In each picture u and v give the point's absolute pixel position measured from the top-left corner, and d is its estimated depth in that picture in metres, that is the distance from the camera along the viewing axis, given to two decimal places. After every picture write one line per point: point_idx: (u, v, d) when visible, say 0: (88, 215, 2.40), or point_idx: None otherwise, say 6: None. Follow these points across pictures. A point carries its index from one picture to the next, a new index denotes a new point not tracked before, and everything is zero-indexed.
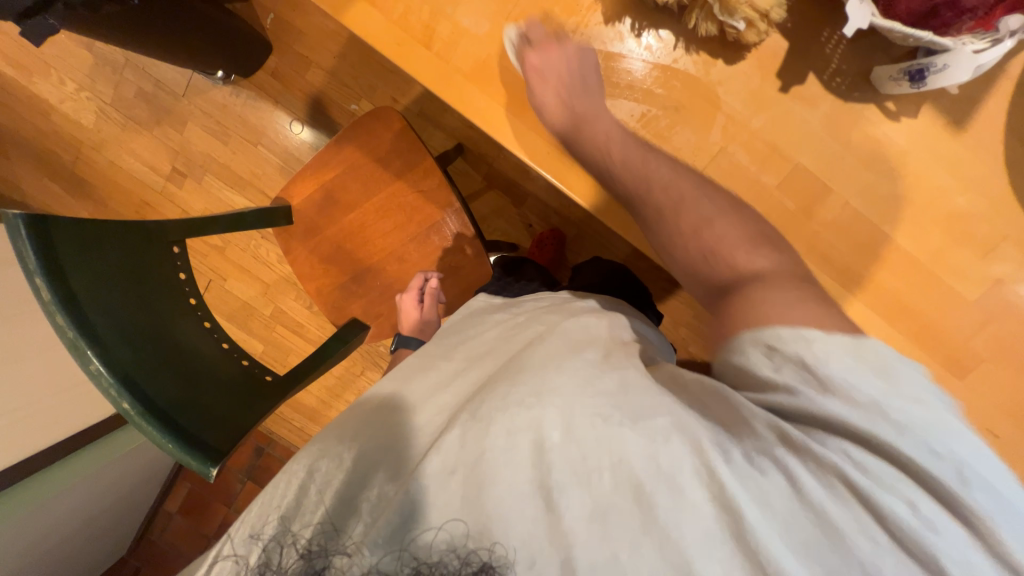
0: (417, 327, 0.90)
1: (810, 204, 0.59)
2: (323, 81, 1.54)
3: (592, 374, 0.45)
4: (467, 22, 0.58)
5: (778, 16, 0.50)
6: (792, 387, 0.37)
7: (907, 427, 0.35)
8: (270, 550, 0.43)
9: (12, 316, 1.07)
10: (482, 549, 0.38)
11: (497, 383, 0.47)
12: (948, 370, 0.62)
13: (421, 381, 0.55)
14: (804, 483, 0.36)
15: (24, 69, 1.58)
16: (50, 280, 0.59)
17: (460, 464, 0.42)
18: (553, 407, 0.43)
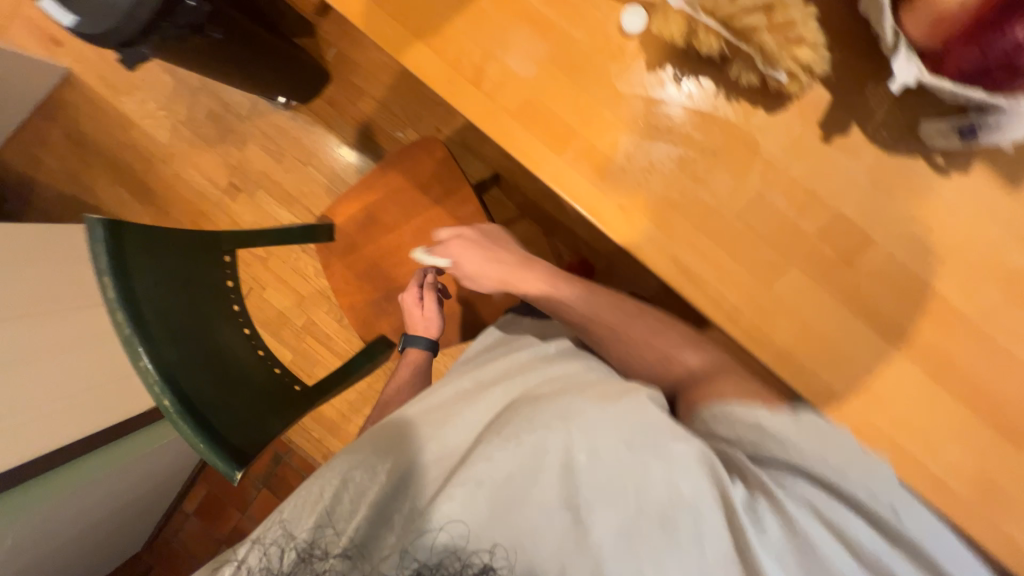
0: (423, 324, 0.87)
1: (851, 253, 0.57)
2: (374, 110, 1.65)
3: (616, 403, 0.46)
4: (515, 64, 0.60)
5: (821, 69, 0.51)
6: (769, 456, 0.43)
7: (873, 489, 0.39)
8: (302, 557, 0.42)
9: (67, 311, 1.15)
10: (490, 558, 0.39)
11: (525, 405, 0.48)
12: (1002, 439, 0.57)
13: (447, 396, 0.55)
14: (799, 521, 0.38)
15: (114, 89, 1.77)
16: (115, 279, 0.64)
17: (487, 478, 0.41)
18: (577, 430, 0.43)
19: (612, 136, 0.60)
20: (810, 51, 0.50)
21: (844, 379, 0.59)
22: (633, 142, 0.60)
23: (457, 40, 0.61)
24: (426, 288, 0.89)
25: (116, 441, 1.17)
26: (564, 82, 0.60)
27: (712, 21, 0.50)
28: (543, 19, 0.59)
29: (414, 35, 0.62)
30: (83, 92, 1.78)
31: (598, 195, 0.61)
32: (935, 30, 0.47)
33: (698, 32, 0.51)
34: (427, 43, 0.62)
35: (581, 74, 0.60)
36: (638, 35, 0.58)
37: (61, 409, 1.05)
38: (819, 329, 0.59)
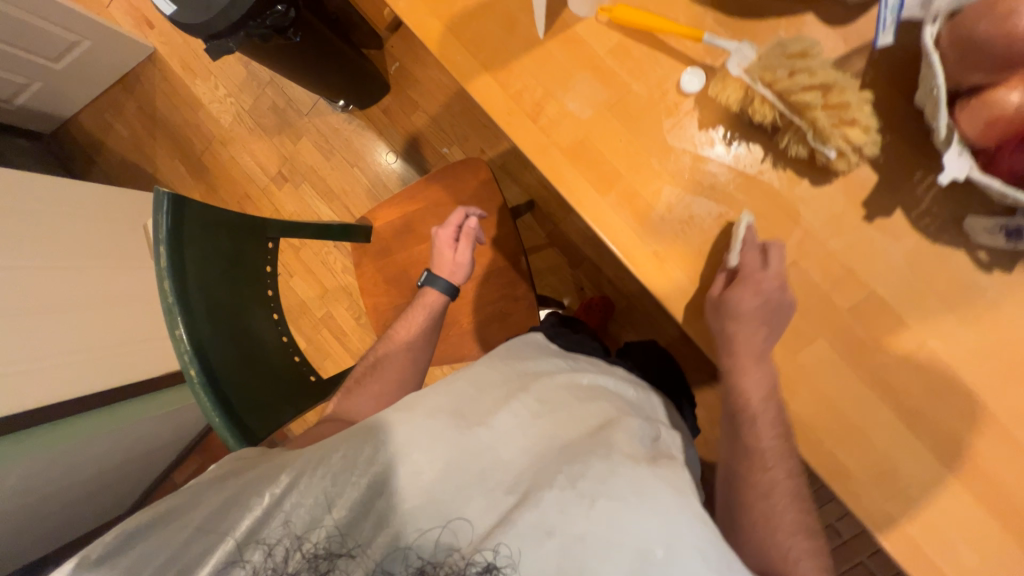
0: (450, 267, 0.79)
1: (881, 335, 0.57)
2: (424, 124, 1.72)
3: (677, 491, 0.48)
4: (573, 106, 0.63)
5: (870, 151, 0.52)
6: None
7: None
8: (344, 528, 0.46)
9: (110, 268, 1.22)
10: None
11: (595, 458, 0.48)
12: None
13: (501, 408, 0.54)
14: None
15: (191, 72, 1.91)
16: (169, 249, 0.69)
17: (559, 530, 0.44)
18: (654, 518, 0.45)
19: (656, 186, 0.62)
20: (863, 133, 0.51)
21: (860, 461, 0.58)
22: (676, 194, 0.61)
23: (522, 77, 0.65)
24: (463, 232, 0.81)
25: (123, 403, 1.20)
26: (617, 129, 0.63)
27: (768, 92, 0.52)
28: (606, 68, 0.62)
29: (483, 66, 0.66)
30: (163, 72, 1.92)
31: (634, 240, 0.62)
32: (990, 129, 0.45)
33: (754, 101, 0.54)
34: (492, 76, 0.66)
35: (634, 125, 0.62)
36: (695, 95, 0.60)
37: (84, 360, 1.10)
38: (839, 405, 0.58)
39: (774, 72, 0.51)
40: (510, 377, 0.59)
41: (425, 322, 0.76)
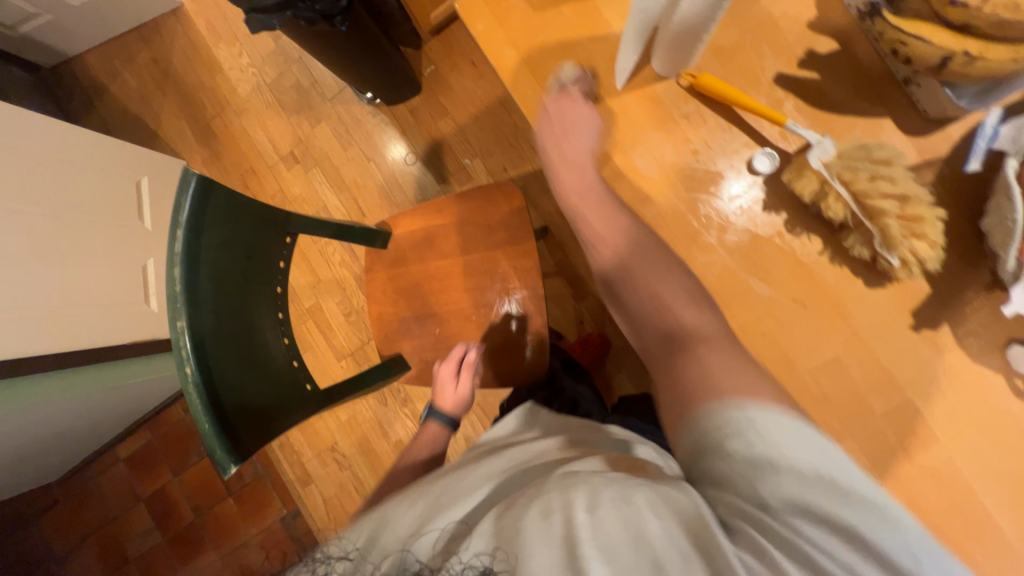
0: (454, 400, 0.88)
1: (912, 444, 0.57)
2: (450, 132, 1.70)
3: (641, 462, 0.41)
4: (640, 162, 0.62)
5: (931, 266, 0.53)
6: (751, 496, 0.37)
7: (834, 485, 0.36)
8: None
9: (94, 225, 1.14)
10: None
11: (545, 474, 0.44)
12: None
13: (471, 473, 0.51)
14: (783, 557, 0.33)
15: (215, 34, 1.83)
16: (186, 234, 0.64)
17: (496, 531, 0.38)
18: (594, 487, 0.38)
19: (710, 256, 0.61)
20: (928, 249, 0.52)
21: None
22: (730, 269, 0.60)
23: (593, 123, 0.63)
24: (464, 363, 0.90)
25: (79, 368, 1.12)
26: (681, 195, 0.61)
27: (845, 191, 0.52)
28: (679, 130, 0.62)
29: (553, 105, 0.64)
30: (186, 29, 1.84)
31: None
32: None
33: (828, 196, 0.53)
34: None
35: (699, 193, 0.61)
36: (766, 175, 0.60)
37: (50, 323, 1.01)
38: None
39: (855, 172, 0.52)
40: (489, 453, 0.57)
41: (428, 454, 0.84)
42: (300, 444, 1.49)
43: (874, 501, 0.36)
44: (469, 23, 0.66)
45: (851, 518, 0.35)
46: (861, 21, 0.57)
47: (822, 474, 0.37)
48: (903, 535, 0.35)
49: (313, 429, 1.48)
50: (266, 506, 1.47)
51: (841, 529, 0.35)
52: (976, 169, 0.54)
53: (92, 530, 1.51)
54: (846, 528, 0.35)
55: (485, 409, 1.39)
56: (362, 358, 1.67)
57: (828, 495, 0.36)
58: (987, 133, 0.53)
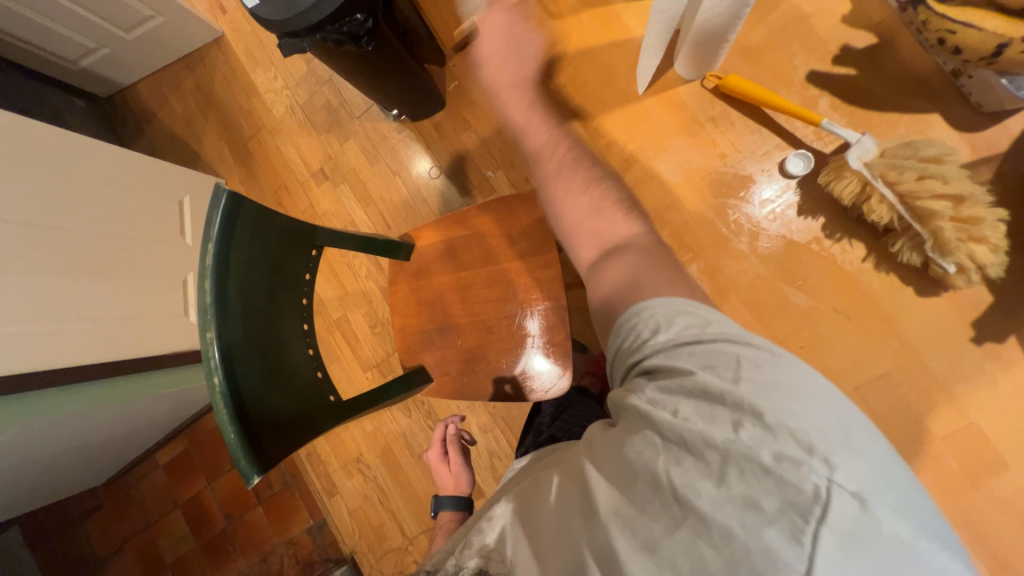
0: (450, 479, 0.97)
1: (977, 471, 0.51)
2: (474, 145, 1.72)
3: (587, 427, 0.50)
4: (663, 168, 0.60)
5: (993, 273, 0.48)
6: (664, 371, 0.43)
7: (732, 374, 0.39)
8: None
9: (138, 239, 1.21)
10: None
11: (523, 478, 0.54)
12: None
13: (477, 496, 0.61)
14: (693, 444, 0.38)
15: (253, 61, 1.93)
16: (217, 248, 0.66)
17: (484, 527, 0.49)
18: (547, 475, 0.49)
19: (741, 264, 0.58)
20: (989, 253, 0.47)
21: None
22: (764, 277, 0.57)
23: (613, 130, 0.62)
24: (449, 440, 1.00)
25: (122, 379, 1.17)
26: (708, 202, 0.59)
27: (890, 192, 0.49)
28: (705, 134, 0.59)
29: (573, 112, 0.63)
30: (227, 57, 1.95)
31: None
32: None
33: (871, 199, 0.50)
34: (581, 124, 0.63)
35: (727, 198, 0.59)
36: (801, 177, 0.56)
37: (94, 335, 1.06)
38: None
39: (902, 170, 0.48)
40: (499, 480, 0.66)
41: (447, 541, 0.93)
42: (326, 454, 1.50)
43: (759, 357, 0.40)
44: None
45: (726, 383, 0.39)
46: (902, 12, 0.53)
47: (720, 355, 0.41)
48: (792, 384, 0.38)
49: (339, 440, 1.49)
50: (294, 516, 1.49)
51: (716, 399, 0.39)
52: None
53: (130, 534, 1.57)
54: (720, 394, 0.39)
55: (509, 421, 1.37)
56: (387, 369, 1.69)
57: (703, 365, 0.41)
58: None
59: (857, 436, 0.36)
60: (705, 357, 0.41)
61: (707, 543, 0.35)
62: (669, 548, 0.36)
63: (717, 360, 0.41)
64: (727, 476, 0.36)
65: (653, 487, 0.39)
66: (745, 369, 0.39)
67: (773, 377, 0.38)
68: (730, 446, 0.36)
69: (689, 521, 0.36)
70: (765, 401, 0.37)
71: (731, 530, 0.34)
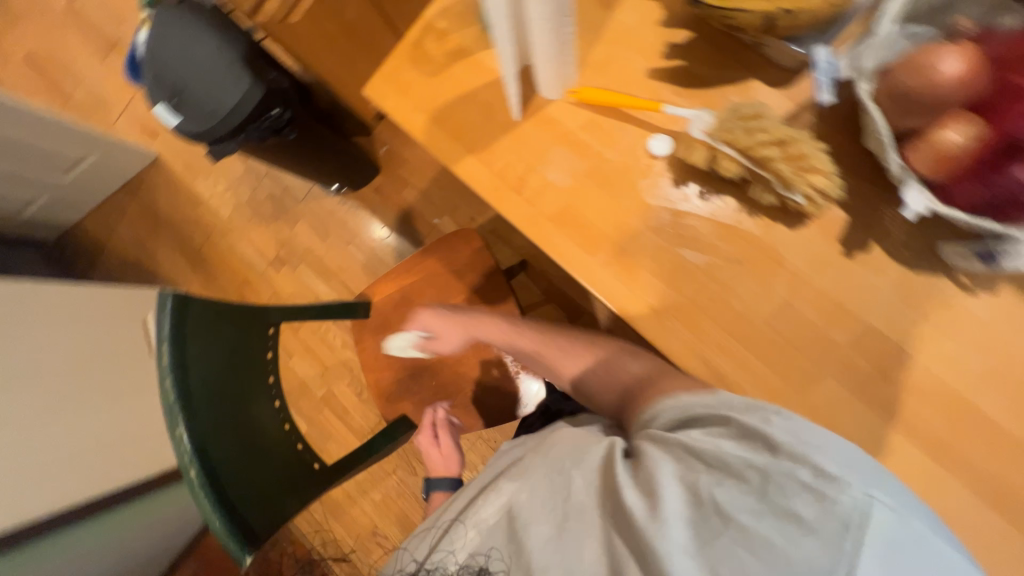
0: (442, 463, 0.94)
1: (886, 367, 0.57)
2: (415, 199, 1.81)
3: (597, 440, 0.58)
4: (553, 177, 0.68)
5: (835, 194, 0.56)
6: (705, 416, 0.51)
7: (768, 419, 0.47)
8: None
9: (102, 366, 1.21)
10: (480, 558, 0.54)
11: (512, 466, 0.60)
12: None
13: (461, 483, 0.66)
14: (734, 467, 0.45)
15: (192, 172, 2.01)
16: (172, 348, 0.69)
17: (482, 516, 0.55)
18: (539, 473, 0.55)
19: (641, 241, 0.64)
20: (824, 180, 0.55)
21: None
22: (661, 247, 0.64)
23: (504, 155, 0.70)
24: (438, 425, 0.98)
25: (100, 517, 1.15)
26: (598, 195, 0.66)
27: (731, 150, 0.57)
28: (580, 140, 0.68)
29: (467, 149, 0.71)
30: (166, 175, 2.03)
31: (628, 295, 0.64)
32: (940, 164, 0.50)
33: (720, 159, 0.58)
34: (476, 157, 0.71)
35: (612, 188, 0.66)
36: (666, 156, 0.64)
37: (71, 474, 1.05)
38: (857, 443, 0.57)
39: (734, 132, 0.56)
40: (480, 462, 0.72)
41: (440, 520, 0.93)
42: (338, 534, 1.46)
43: (786, 409, 0.48)
44: (380, 101, 0.75)
45: (762, 425, 0.47)
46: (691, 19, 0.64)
47: (758, 406, 0.49)
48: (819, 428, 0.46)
49: (348, 516, 1.46)
50: None
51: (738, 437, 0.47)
52: (832, 102, 0.58)
53: None
54: (749, 429, 0.47)
55: None
56: None
57: (735, 414, 0.49)
58: (824, 68, 0.56)
59: (875, 472, 0.43)
60: (741, 406, 0.49)
61: (748, 552, 0.41)
62: (713, 556, 0.42)
63: (745, 406, 0.50)
64: (768, 491, 0.43)
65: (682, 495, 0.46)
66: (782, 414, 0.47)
67: (799, 422, 0.46)
68: (757, 469, 0.44)
69: (730, 533, 0.42)
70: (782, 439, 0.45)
71: (768, 538, 0.41)
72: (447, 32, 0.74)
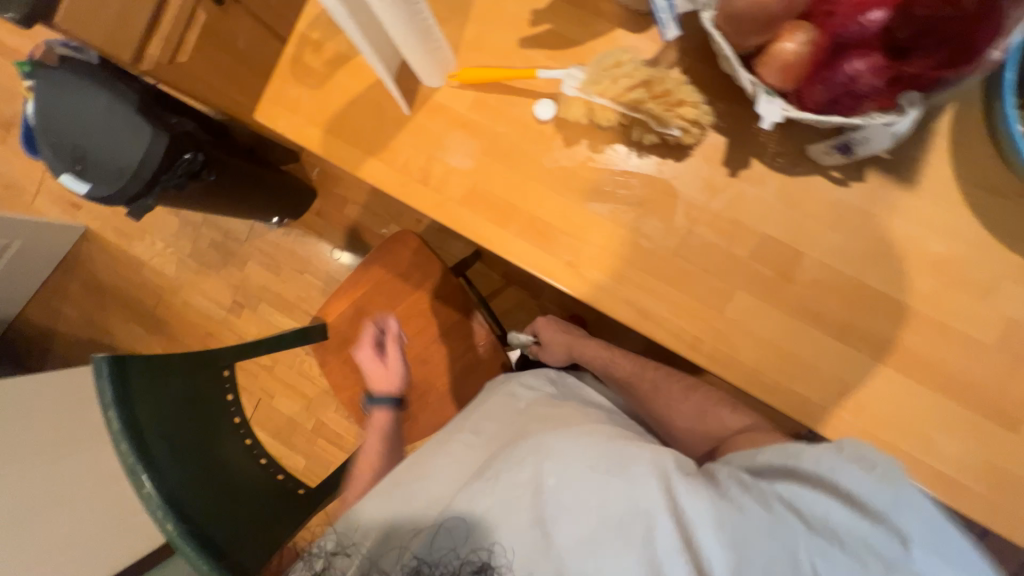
0: (385, 377, 0.96)
1: (786, 268, 0.62)
2: (359, 214, 1.80)
3: (639, 444, 0.56)
4: (454, 161, 0.70)
5: (706, 121, 0.60)
6: (806, 476, 0.47)
7: (899, 498, 0.43)
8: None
9: None
10: (482, 553, 0.51)
11: (514, 450, 0.58)
12: (979, 414, 0.58)
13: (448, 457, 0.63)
14: (846, 545, 0.43)
15: (126, 237, 1.95)
16: (119, 411, 0.69)
17: (488, 503, 0.53)
18: (559, 469, 0.53)
19: (548, 204, 0.67)
20: (693, 109, 0.59)
21: (816, 388, 0.61)
22: (567, 205, 0.67)
23: (404, 151, 0.71)
24: (382, 342, 0.99)
25: None
26: (499, 170, 0.68)
27: (604, 100, 0.60)
28: (471, 120, 0.69)
29: (368, 153, 0.72)
30: (100, 245, 1.96)
31: (546, 258, 0.67)
32: (786, 74, 0.54)
33: (596, 111, 0.61)
34: (378, 158, 0.72)
35: (511, 160, 0.68)
36: (552, 119, 0.67)
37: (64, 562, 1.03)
38: (775, 343, 0.62)
39: (603, 83, 0.59)
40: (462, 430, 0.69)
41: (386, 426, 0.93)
42: None
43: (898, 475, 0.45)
44: (273, 124, 0.75)
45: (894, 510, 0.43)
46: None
47: (882, 469, 0.45)
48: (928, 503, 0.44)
49: None
50: None
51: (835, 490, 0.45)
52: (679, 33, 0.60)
53: None
54: (874, 494, 0.44)
55: None
56: None
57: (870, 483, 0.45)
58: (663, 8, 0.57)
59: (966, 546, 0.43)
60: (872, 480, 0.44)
61: None
62: None
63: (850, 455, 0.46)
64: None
65: (772, 543, 0.45)
66: (908, 495, 0.44)
67: (917, 503, 0.43)
68: (867, 536, 0.43)
69: None
70: (893, 500, 0.44)
71: None
72: (322, 41, 0.74)
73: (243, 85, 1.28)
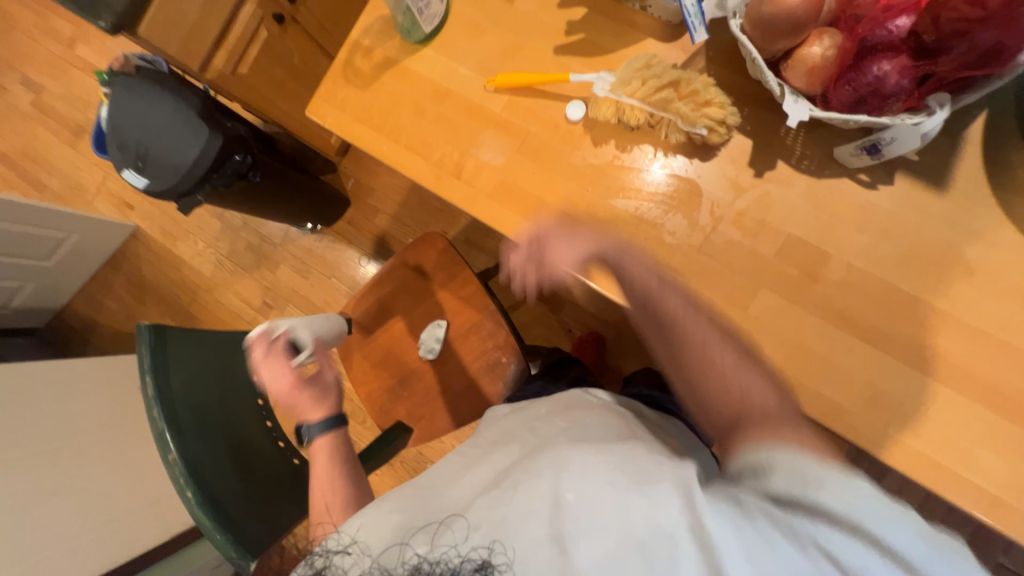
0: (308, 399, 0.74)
1: (813, 269, 0.61)
2: (388, 223, 1.85)
3: (656, 460, 0.50)
4: (486, 157, 0.73)
5: (734, 121, 0.62)
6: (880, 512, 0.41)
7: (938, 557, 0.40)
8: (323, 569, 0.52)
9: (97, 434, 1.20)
10: (483, 549, 0.47)
11: (523, 462, 0.53)
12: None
13: (453, 466, 0.58)
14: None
15: (170, 236, 2.02)
16: (155, 377, 0.72)
17: (482, 519, 0.49)
18: (567, 479, 0.49)
19: (576, 197, 0.70)
20: (719, 109, 0.61)
21: (848, 393, 0.59)
22: (592, 200, 0.69)
23: (439, 146, 0.76)
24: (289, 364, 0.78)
25: None
26: (530, 166, 0.72)
27: (634, 100, 0.64)
28: (505, 121, 0.73)
29: (407, 148, 0.77)
30: (143, 242, 2.03)
31: None
32: (812, 77, 0.56)
33: (625, 110, 0.65)
34: (415, 153, 0.76)
35: (542, 157, 0.71)
36: (580, 120, 0.70)
37: None
38: (803, 343, 0.60)
39: (632, 85, 0.64)
40: (459, 451, 0.61)
41: (335, 474, 0.70)
42: None
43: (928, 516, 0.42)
44: (320, 121, 0.81)
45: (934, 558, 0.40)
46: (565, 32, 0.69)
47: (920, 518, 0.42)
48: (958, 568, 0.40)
49: None
50: None
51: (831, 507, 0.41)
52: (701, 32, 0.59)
53: None
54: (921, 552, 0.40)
55: None
56: None
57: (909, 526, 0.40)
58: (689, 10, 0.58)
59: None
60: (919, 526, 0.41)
61: None
62: None
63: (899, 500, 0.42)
64: None
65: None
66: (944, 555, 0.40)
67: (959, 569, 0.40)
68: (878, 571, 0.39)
69: None
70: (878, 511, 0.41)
71: None
72: (372, 47, 0.80)
73: (278, 84, 1.39)
